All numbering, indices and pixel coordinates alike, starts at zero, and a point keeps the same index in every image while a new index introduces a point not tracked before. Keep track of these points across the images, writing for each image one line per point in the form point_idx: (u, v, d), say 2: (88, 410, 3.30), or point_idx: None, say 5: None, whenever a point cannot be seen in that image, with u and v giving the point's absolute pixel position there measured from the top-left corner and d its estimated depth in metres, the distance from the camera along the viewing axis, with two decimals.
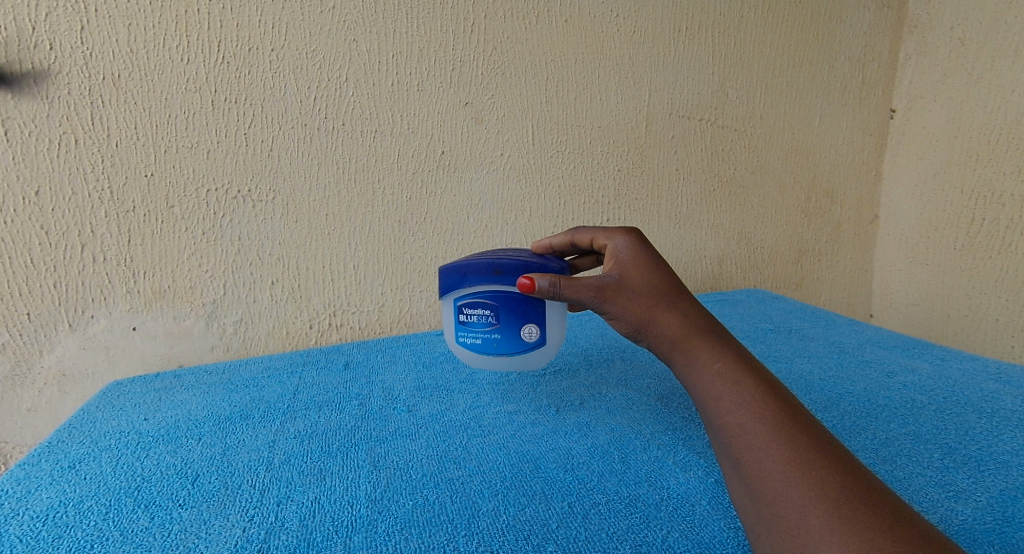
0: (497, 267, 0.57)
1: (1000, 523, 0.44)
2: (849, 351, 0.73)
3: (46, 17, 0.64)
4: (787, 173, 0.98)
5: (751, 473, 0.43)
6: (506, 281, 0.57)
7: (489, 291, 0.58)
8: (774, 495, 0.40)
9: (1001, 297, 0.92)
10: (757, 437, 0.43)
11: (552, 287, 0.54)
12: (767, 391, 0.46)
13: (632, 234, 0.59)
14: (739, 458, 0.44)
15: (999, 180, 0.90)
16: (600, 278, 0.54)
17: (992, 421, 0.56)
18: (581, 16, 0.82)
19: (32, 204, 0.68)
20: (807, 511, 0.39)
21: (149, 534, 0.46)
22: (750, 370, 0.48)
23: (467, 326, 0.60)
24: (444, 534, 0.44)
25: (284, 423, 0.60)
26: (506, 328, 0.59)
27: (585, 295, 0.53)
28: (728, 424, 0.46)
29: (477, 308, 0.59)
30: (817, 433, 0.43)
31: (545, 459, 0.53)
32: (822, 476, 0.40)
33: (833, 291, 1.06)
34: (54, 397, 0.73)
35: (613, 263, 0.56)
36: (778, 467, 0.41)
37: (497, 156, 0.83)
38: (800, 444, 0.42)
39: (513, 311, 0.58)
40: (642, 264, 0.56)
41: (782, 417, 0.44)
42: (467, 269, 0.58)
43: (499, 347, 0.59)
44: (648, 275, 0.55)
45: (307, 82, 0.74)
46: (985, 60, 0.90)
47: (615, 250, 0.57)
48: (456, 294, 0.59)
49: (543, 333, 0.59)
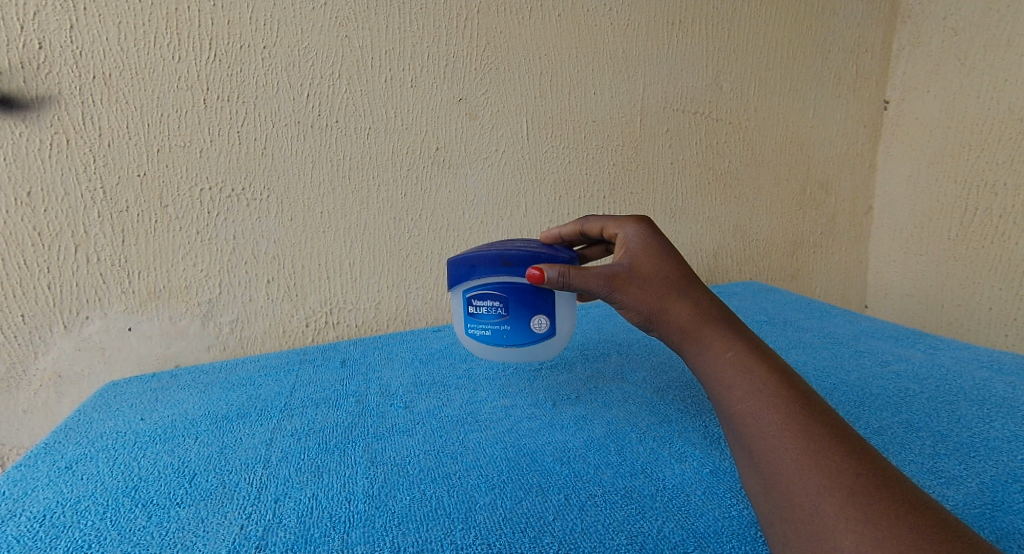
0: (506, 257, 0.57)
1: (991, 507, 0.44)
2: (842, 342, 0.74)
3: (34, 16, 0.64)
4: (782, 165, 0.98)
5: (763, 463, 0.43)
6: (515, 272, 0.58)
7: (499, 282, 0.58)
8: (789, 485, 0.41)
9: (995, 286, 0.92)
10: (770, 426, 0.43)
11: (561, 277, 0.55)
12: (779, 380, 0.46)
13: (643, 222, 0.59)
14: (752, 449, 0.44)
15: (992, 169, 0.90)
16: (610, 267, 0.54)
17: (985, 408, 0.57)
18: (574, 10, 0.82)
19: (25, 206, 0.67)
20: (822, 500, 0.39)
21: (146, 533, 0.46)
22: (763, 359, 0.48)
23: (477, 318, 0.60)
24: (441, 528, 0.45)
25: (281, 421, 0.60)
26: (516, 319, 0.59)
27: (594, 284, 0.54)
28: (741, 414, 0.45)
29: (486, 300, 0.59)
30: (831, 421, 0.43)
31: (542, 453, 0.53)
32: (835, 464, 0.40)
33: (828, 282, 1.07)
34: (50, 398, 0.73)
35: (623, 252, 0.56)
36: (792, 457, 0.41)
37: (492, 152, 0.83)
38: (814, 433, 0.42)
39: (522, 302, 0.58)
40: (653, 252, 0.56)
41: (796, 407, 0.44)
42: (476, 260, 0.58)
43: (509, 338, 0.59)
44: (658, 264, 0.55)
45: (299, 78, 0.74)
46: (977, 50, 0.90)
47: (625, 238, 0.57)
48: (467, 287, 0.59)
49: (553, 324, 0.59)
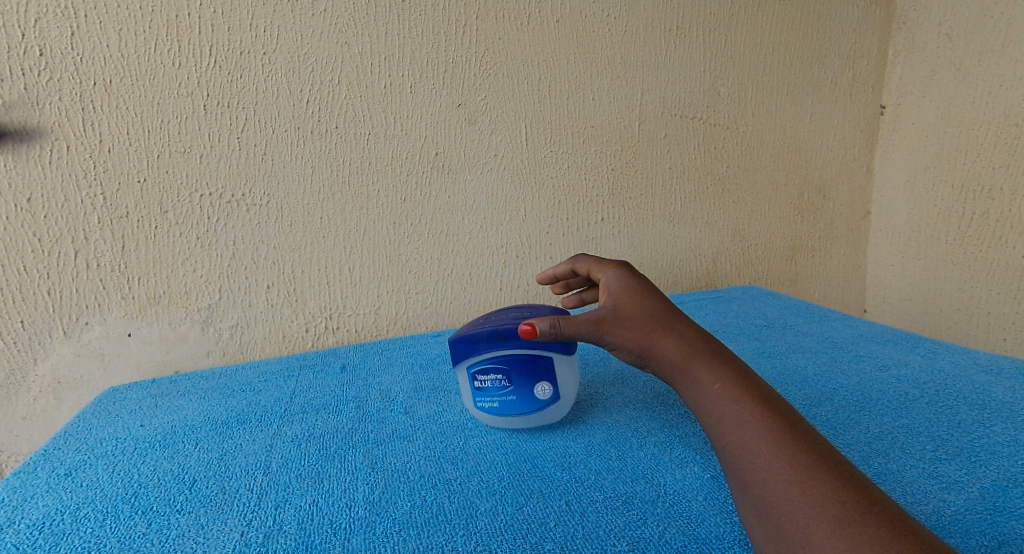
0: (501, 332, 0.54)
1: (991, 512, 0.44)
2: (842, 346, 0.74)
3: (35, 23, 0.64)
4: (780, 170, 0.99)
5: (755, 494, 0.42)
6: (512, 346, 0.54)
7: (497, 358, 0.55)
8: (780, 515, 0.40)
9: (993, 290, 0.92)
10: (759, 457, 0.44)
11: (552, 329, 0.52)
12: (768, 413, 0.46)
13: (623, 267, 0.60)
14: (743, 479, 0.44)
15: (989, 174, 0.90)
16: (595, 312, 0.54)
17: (983, 413, 0.57)
18: (573, 16, 0.82)
19: (25, 212, 0.67)
20: (812, 531, 0.39)
21: (146, 540, 0.46)
22: (751, 388, 0.48)
23: (482, 392, 0.57)
24: (442, 534, 0.45)
25: (281, 427, 0.60)
26: (521, 390, 0.56)
27: (584, 329, 0.53)
28: (731, 446, 0.45)
29: (489, 375, 0.56)
30: (822, 453, 0.43)
31: (543, 458, 0.53)
32: (825, 494, 0.40)
33: (827, 286, 1.07)
34: (49, 405, 0.73)
35: (606, 296, 0.57)
36: (782, 486, 0.41)
37: (491, 157, 0.83)
38: (801, 462, 0.42)
39: (525, 374, 0.55)
40: (632, 292, 0.56)
41: (786, 438, 0.44)
42: (472, 338, 0.55)
43: (516, 408, 0.56)
44: (641, 303, 0.55)
45: (299, 85, 0.74)
46: (973, 56, 0.90)
47: (606, 283, 0.58)
48: (464, 360, 0.57)
49: (557, 389, 0.56)
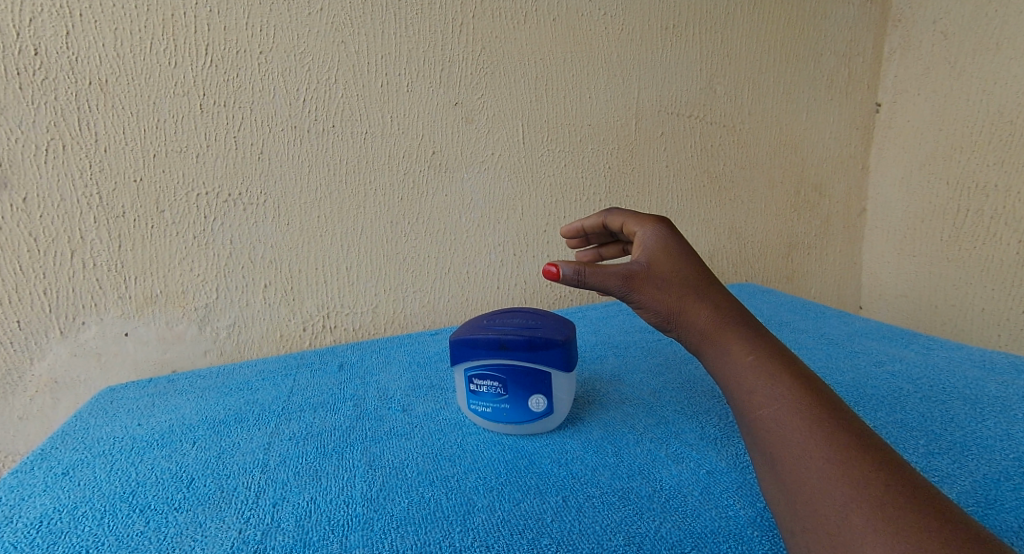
0: (503, 341, 0.54)
1: (983, 506, 0.45)
2: (837, 343, 0.74)
3: (30, 22, 0.64)
4: (777, 167, 0.99)
5: (787, 471, 0.43)
6: (512, 355, 0.54)
7: (495, 364, 0.55)
8: (813, 493, 0.41)
9: (988, 287, 0.93)
10: (794, 433, 0.44)
11: (576, 275, 0.52)
12: (803, 387, 0.46)
13: (662, 223, 0.57)
14: (775, 455, 0.44)
15: (983, 171, 0.91)
16: (626, 266, 0.53)
17: (977, 407, 0.57)
18: (569, 15, 0.83)
19: (20, 212, 0.67)
20: (848, 511, 0.39)
21: (144, 538, 0.46)
22: (784, 364, 0.48)
23: (477, 396, 0.56)
24: (440, 530, 0.45)
25: (279, 425, 0.60)
26: (515, 399, 0.55)
27: (611, 283, 0.52)
28: (763, 419, 0.46)
29: (486, 380, 0.56)
30: (858, 431, 0.43)
31: (540, 455, 0.53)
32: (863, 474, 0.40)
33: (823, 283, 1.07)
34: (46, 404, 0.72)
35: (640, 250, 0.55)
36: (817, 466, 0.41)
37: (488, 155, 0.83)
38: (841, 442, 0.42)
39: (521, 384, 0.55)
40: (672, 252, 0.54)
41: (823, 415, 0.44)
42: (474, 341, 0.55)
43: (508, 417, 0.56)
44: (677, 264, 0.54)
45: (296, 83, 0.74)
46: (966, 53, 0.91)
47: (642, 238, 0.56)
48: (465, 363, 0.56)
49: (551, 402, 0.55)
